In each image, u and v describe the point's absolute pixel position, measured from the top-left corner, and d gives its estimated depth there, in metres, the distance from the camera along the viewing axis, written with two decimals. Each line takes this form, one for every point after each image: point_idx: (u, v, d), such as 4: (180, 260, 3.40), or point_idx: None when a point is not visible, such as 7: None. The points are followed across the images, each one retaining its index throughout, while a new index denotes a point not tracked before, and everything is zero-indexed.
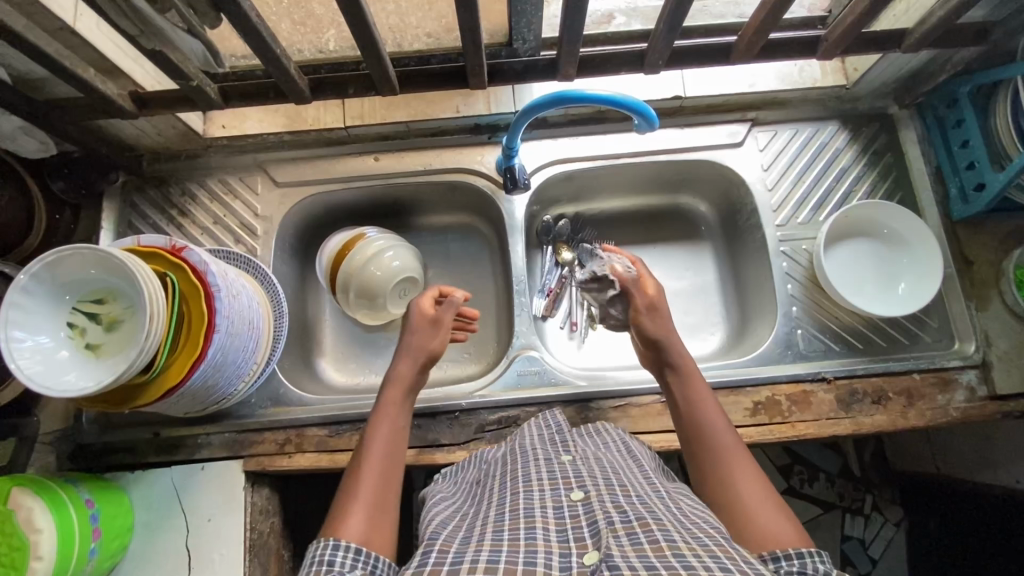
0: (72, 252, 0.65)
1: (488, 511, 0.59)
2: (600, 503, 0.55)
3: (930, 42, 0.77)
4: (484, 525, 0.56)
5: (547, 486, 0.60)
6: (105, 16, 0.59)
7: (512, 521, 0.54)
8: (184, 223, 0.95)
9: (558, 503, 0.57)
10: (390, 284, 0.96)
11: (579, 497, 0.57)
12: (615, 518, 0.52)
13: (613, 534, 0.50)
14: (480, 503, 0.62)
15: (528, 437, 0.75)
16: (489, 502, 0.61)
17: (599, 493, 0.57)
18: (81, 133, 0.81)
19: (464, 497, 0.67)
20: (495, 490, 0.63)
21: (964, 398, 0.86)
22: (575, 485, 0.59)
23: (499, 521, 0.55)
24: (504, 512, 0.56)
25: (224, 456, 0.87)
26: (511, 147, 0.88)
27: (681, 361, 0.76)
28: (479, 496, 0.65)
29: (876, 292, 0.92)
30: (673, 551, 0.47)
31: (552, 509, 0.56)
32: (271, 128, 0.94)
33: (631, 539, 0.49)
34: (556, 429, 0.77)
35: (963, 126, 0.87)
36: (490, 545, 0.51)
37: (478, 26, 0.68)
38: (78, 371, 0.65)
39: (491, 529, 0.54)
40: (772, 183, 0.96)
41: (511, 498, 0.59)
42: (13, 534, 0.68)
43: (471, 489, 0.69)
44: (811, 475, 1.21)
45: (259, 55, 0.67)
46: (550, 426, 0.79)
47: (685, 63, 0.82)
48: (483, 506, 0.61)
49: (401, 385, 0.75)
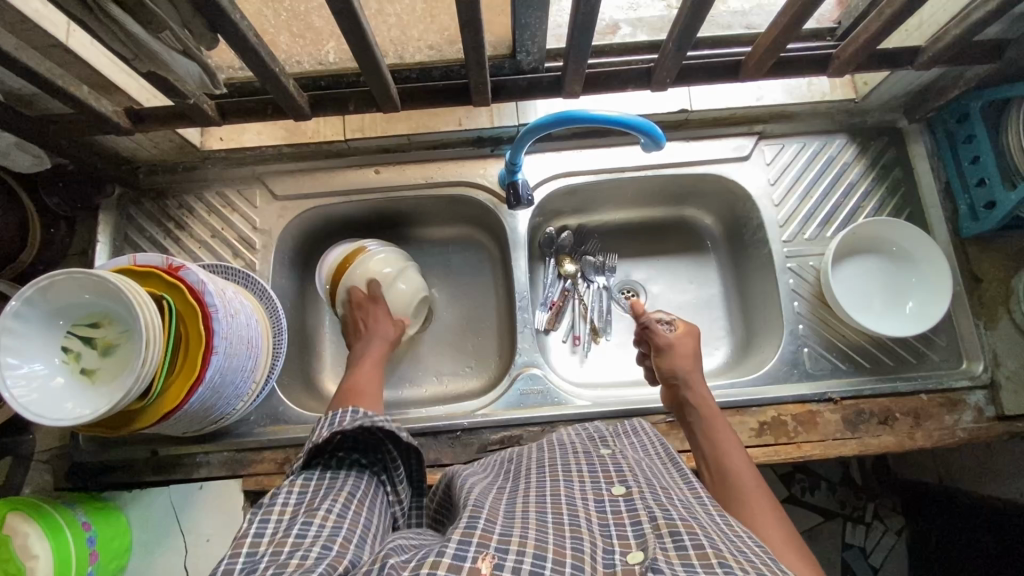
0: (64, 276, 0.63)
1: (525, 493, 0.57)
2: (643, 499, 0.53)
3: (944, 59, 0.76)
4: (524, 507, 0.54)
5: (588, 480, 0.58)
6: (99, 38, 0.57)
7: (554, 507, 0.53)
8: (181, 237, 0.93)
9: (598, 497, 0.54)
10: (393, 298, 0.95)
11: (620, 492, 0.55)
12: (657, 515, 0.50)
13: (656, 533, 0.47)
14: (516, 483, 0.61)
15: (565, 433, 0.72)
16: (525, 486, 0.59)
17: (642, 490, 0.54)
18: (75, 147, 0.79)
19: (495, 475, 0.66)
20: (532, 475, 0.62)
21: (972, 419, 0.86)
22: (616, 480, 0.57)
23: (542, 504, 0.53)
24: (544, 497, 0.55)
25: (223, 475, 0.86)
26: (515, 162, 0.87)
27: (699, 403, 0.77)
28: (512, 476, 0.64)
29: (884, 310, 0.91)
30: (719, 561, 0.43)
31: (593, 503, 0.54)
32: (272, 141, 0.93)
33: (675, 541, 0.46)
34: (594, 429, 0.73)
35: (974, 142, 0.85)
36: (538, 525, 0.49)
37: (482, 45, 0.66)
38: (75, 398, 0.64)
39: (533, 511, 0.52)
40: (779, 198, 0.94)
41: (550, 486, 0.57)
42: (8, 559, 0.67)
43: (501, 467, 0.68)
44: (813, 483, 1.20)
45: (258, 74, 0.66)
46: (590, 429, 0.73)
47: (694, 79, 0.80)
48: (516, 487, 0.59)
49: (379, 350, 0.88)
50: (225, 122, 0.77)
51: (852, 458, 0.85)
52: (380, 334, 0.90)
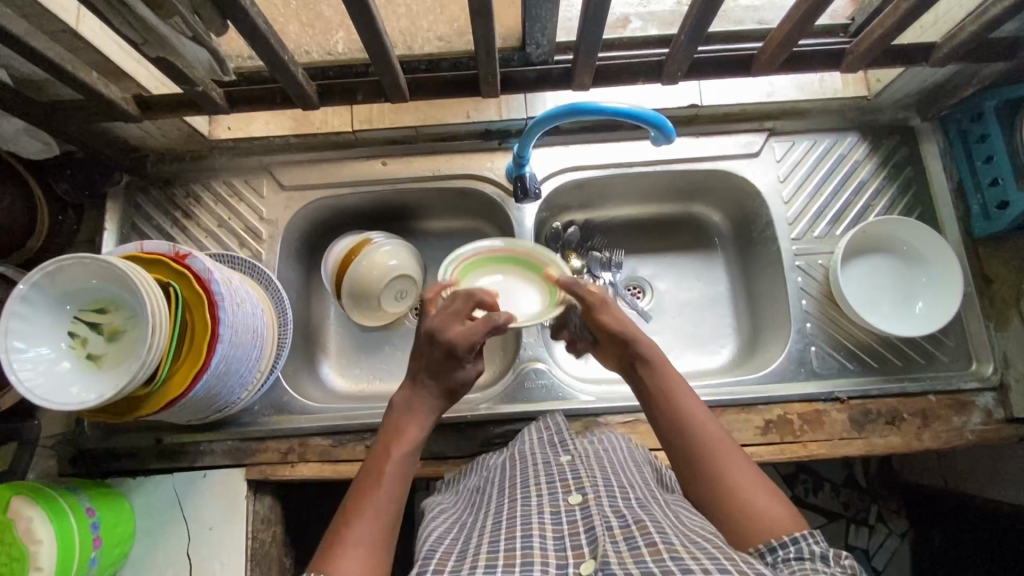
0: (73, 262, 0.63)
1: (485, 522, 0.56)
2: (598, 507, 0.53)
3: (959, 56, 0.75)
4: (482, 536, 0.53)
5: (546, 490, 0.58)
6: (108, 22, 0.57)
7: (508, 530, 0.52)
8: (188, 226, 0.93)
9: (556, 508, 0.55)
10: (387, 288, 0.95)
11: (577, 500, 0.55)
12: (614, 522, 0.51)
13: (611, 539, 0.49)
14: (479, 513, 0.59)
15: (527, 441, 0.71)
16: (488, 512, 0.58)
17: (597, 496, 0.55)
18: (83, 135, 0.79)
19: (464, 508, 0.64)
20: (494, 498, 0.60)
21: (981, 421, 0.85)
22: (574, 488, 0.57)
23: (496, 530, 0.53)
24: (502, 521, 0.54)
25: (227, 464, 0.86)
26: (523, 156, 0.86)
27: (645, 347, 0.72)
28: (478, 505, 0.62)
29: (892, 310, 0.90)
30: (670, 555, 0.46)
31: (550, 515, 0.54)
32: (278, 131, 0.93)
33: (630, 544, 0.48)
34: (556, 429, 0.72)
35: (987, 141, 0.84)
36: (487, 560, 0.49)
37: (492, 36, 0.66)
38: (81, 383, 0.64)
39: (488, 540, 0.52)
40: (788, 195, 0.93)
41: (509, 506, 0.57)
42: (12, 543, 0.67)
43: (471, 498, 0.65)
44: (816, 484, 1.20)
45: (266, 62, 0.66)
46: (551, 428, 0.73)
47: (705, 73, 0.79)
48: (480, 517, 0.58)
49: (416, 422, 0.69)
50: (233, 110, 0.77)
51: (858, 458, 0.84)
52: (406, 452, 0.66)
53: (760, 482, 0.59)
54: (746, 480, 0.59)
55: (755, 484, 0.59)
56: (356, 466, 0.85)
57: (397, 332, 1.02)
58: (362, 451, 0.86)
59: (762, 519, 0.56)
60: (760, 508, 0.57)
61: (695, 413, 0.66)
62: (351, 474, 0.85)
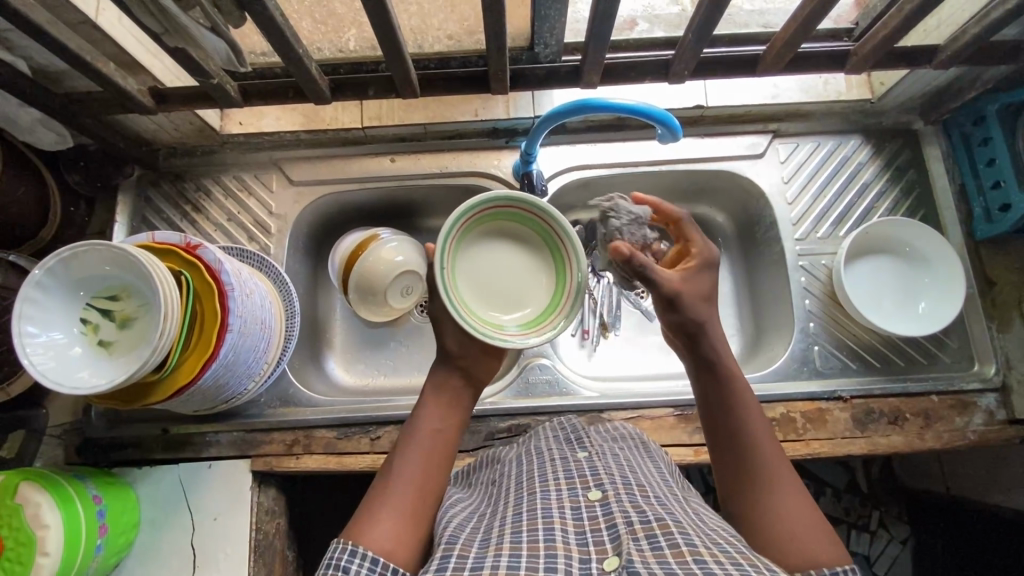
0: (88, 248, 0.64)
1: (504, 513, 0.55)
2: (618, 502, 0.53)
3: (962, 59, 0.76)
4: (502, 528, 0.53)
5: (563, 486, 0.57)
6: (128, 12, 0.58)
7: (529, 522, 0.51)
8: (197, 219, 0.94)
9: (575, 504, 0.54)
10: (390, 279, 0.94)
11: (597, 497, 0.55)
12: (634, 519, 0.50)
13: (632, 536, 0.48)
14: (498, 504, 0.58)
15: (542, 438, 0.71)
16: (507, 504, 0.57)
17: (617, 492, 0.54)
18: (99, 127, 0.81)
19: (481, 500, 0.63)
20: (512, 490, 0.60)
21: (982, 422, 0.85)
22: (592, 484, 0.57)
23: (517, 522, 0.52)
24: (521, 513, 0.53)
25: (232, 455, 0.86)
26: (530, 151, 0.88)
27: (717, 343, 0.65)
28: (496, 496, 0.61)
29: (896, 311, 0.91)
30: (695, 558, 0.44)
31: (570, 511, 0.53)
32: (288, 127, 0.94)
33: (652, 543, 0.47)
34: (570, 428, 0.72)
35: (990, 145, 0.86)
36: (511, 549, 0.48)
37: (503, 33, 0.67)
38: (91, 368, 0.65)
39: (508, 531, 0.51)
40: (792, 196, 0.94)
41: (528, 499, 0.56)
42: (20, 529, 0.67)
43: (487, 491, 0.65)
44: (817, 488, 1.17)
45: (282, 55, 0.67)
46: (564, 428, 0.73)
47: (712, 73, 0.80)
48: (499, 508, 0.57)
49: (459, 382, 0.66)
50: (246, 104, 0.78)
51: (860, 457, 0.84)
52: (435, 421, 0.63)
53: (812, 511, 0.53)
54: (797, 501, 0.54)
55: (806, 507, 0.53)
56: (361, 458, 0.86)
57: (401, 328, 1.03)
58: (367, 444, 0.86)
59: (804, 542, 0.50)
60: (805, 537, 0.51)
61: (758, 424, 0.59)
62: (356, 467, 0.85)
